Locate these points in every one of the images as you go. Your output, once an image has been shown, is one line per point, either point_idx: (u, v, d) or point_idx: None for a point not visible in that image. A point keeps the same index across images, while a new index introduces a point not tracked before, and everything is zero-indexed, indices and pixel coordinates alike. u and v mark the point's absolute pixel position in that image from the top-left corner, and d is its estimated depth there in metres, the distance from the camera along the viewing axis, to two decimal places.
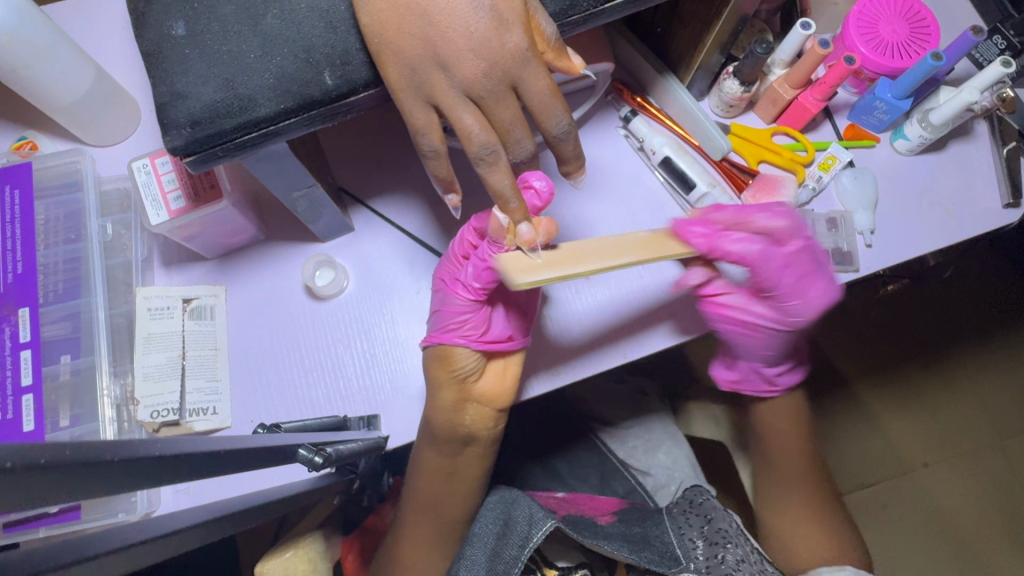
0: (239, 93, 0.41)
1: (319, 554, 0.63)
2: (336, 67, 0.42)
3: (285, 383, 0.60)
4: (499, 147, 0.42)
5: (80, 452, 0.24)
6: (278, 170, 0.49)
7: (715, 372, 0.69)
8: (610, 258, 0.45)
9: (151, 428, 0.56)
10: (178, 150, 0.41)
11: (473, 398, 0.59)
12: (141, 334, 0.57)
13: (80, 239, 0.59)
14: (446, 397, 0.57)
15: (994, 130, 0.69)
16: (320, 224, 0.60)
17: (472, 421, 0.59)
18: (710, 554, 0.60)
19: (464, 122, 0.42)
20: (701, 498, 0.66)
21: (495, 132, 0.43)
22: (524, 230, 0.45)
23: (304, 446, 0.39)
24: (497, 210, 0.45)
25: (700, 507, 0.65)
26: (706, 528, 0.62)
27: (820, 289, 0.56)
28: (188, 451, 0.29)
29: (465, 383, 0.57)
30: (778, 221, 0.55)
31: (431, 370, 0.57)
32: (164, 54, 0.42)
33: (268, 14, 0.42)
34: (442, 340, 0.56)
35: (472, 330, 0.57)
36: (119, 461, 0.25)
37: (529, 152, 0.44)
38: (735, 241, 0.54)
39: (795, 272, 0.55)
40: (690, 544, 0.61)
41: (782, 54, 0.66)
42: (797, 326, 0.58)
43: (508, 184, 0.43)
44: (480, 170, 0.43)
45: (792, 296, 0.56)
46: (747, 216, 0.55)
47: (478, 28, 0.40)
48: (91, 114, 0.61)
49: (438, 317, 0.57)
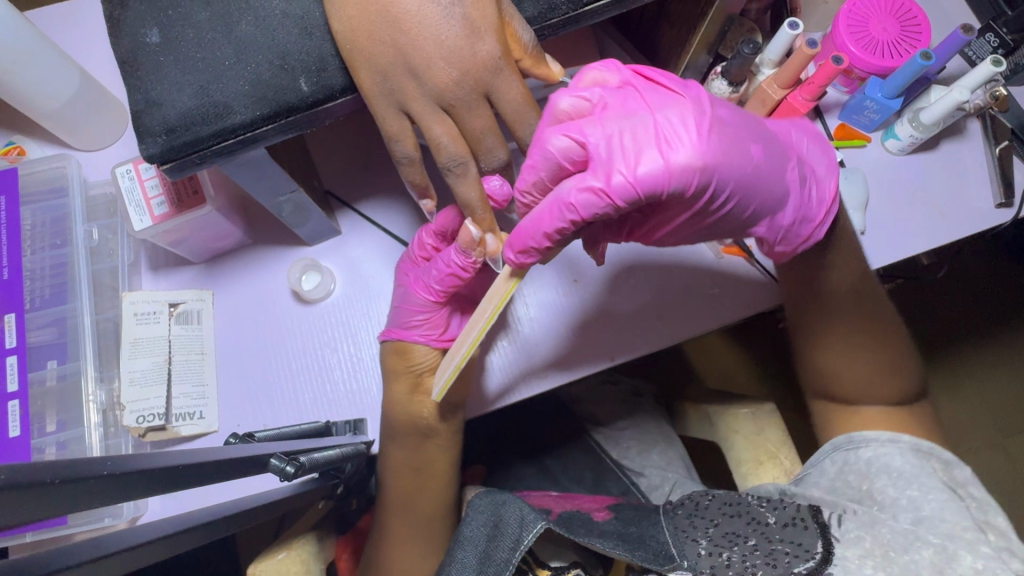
0: (214, 100, 0.41)
1: (312, 556, 0.63)
2: (311, 74, 0.41)
3: (272, 388, 0.60)
4: (469, 158, 0.43)
5: (17, 474, 0.23)
6: (259, 176, 0.49)
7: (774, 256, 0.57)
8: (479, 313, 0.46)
9: (137, 433, 0.57)
10: (155, 158, 0.41)
11: (426, 389, 0.60)
12: (127, 339, 0.57)
13: (66, 244, 0.59)
14: (399, 388, 0.59)
15: (988, 130, 0.68)
16: (305, 228, 0.60)
17: (430, 414, 0.60)
18: (714, 553, 0.50)
19: (434, 132, 0.42)
20: (705, 497, 0.55)
21: (467, 142, 0.43)
22: (490, 241, 0.49)
23: (277, 456, 0.39)
24: (468, 223, 0.48)
25: (706, 509, 0.53)
26: (712, 530, 0.51)
27: (668, 116, 0.39)
28: (147, 467, 0.28)
29: (419, 376, 0.59)
30: (546, 157, 0.41)
31: (387, 361, 0.59)
32: (140, 62, 0.42)
33: (242, 20, 0.42)
34: (399, 337, 0.58)
35: (431, 329, 0.59)
36: (65, 481, 0.24)
37: (501, 160, 0.45)
38: (554, 211, 0.41)
39: (627, 152, 0.39)
40: (691, 541, 0.51)
41: (771, 54, 0.65)
42: (715, 172, 0.38)
43: (475, 195, 0.44)
44: (457, 175, 0.43)
45: (654, 172, 0.38)
46: (534, 183, 0.43)
47: (450, 36, 0.40)
48: (77, 119, 0.61)
49: (398, 313, 0.58)
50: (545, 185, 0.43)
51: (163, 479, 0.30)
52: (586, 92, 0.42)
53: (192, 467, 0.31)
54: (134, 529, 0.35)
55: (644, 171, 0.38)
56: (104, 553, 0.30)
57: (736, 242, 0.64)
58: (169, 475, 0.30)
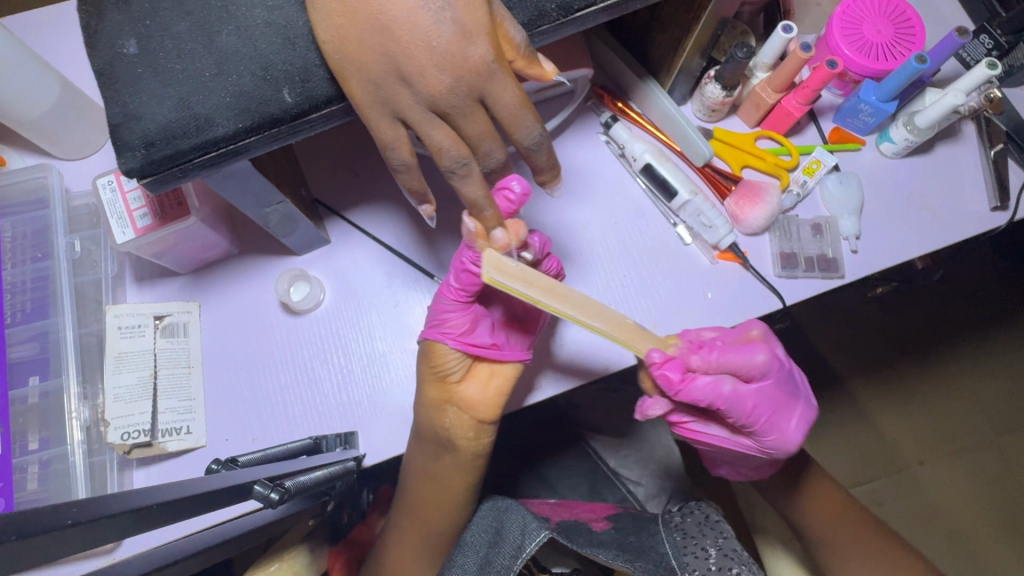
0: (195, 113, 0.40)
1: (304, 568, 0.62)
2: (295, 85, 0.40)
3: (262, 401, 0.59)
4: (472, 160, 0.42)
5: None
6: (243, 188, 0.48)
7: (740, 442, 0.58)
8: (582, 314, 0.46)
9: (122, 450, 0.55)
10: (134, 173, 0.40)
11: (454, 401, 0.56)
12: (111, 354, 0.55)
13: (47, 257, 0.58)
14: (429, 394, 0.56)
15: (982, 132, 0.67)
16: (293, 238, 0.59)
17: (452, 426, 0.56)
18: (721, 565, 0.58)
19: (433, 138, 0.41)
20: (716, 515, 0.63)
21: (466, 146, 0.42)
22: (500, 236, 0.45)
23: (261, 482, 0.39)
24: (467, 218, 0.45)
25: (714, 522, 0.62)
26: (720, 539, 0.60)
27: (750, 355, 0.54)
28: (119, 509, 0.28)
29: (446, 381, 0.55)
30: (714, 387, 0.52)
31: (419, 364, 0.56)
32: (117, 73, 0.41)
33: (223, 30, 0.41)
34: (426, 337, 0.55)
35: (455, 326, 0.54)
36: (23, 538, 0.23)
37: (499, 161, 0.43)
38: (702, 384, 0.52)
39: (761, 407, 0.54)
40: (699, 552, 0.59)
41: (765, 57, 0.64)
42: (772, 455, 0.58)
43: (482, 194, 0.43)
44: (462, 178, 0.42)
45: (769, 429, 0.55)
46: (720, 355, 0.53)
47: (440, 42, 0.38)
48: (57, 128, 0.59)
49: (429, 316, 0.56)
50: (723, 360, 0.53)
51: (142, 517, 0.30)
52: (704, 348, 0.54)
53: (168, 503, 0.31)
54: None
55: (730, 359, 0.53)
56: None
57: (730, 246, 0.64)
58: (147, 512, 0.30)
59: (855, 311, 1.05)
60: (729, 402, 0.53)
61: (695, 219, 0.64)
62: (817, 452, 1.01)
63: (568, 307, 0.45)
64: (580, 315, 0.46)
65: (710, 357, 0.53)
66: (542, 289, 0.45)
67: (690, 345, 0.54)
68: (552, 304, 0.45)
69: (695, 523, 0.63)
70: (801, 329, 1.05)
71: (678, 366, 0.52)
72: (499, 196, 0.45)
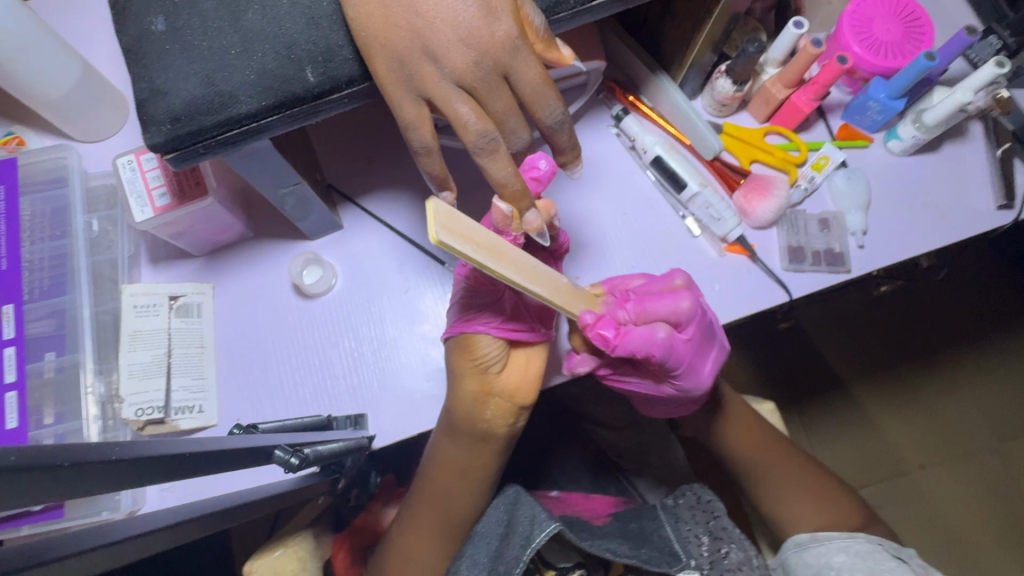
0: (220, 90, 0.40)
1: (308, 553, 0.61)
2: (317, 64, 0.41)
3: (273, 382, 0.60)
4: (497, 134, 0.41)
5: (30, 457, 0.23)
6: (261, 169, 0.49)
7: (664, 390, 0.58)
8: (525, 276, 0.43)
9: (136, 426, 0.56)
10: (159, 148, 0.41)
11: (496, 392, 0.56)
12: (127, 332, 0.57)
13: (66, 236, 0.59)
14: (468, 388, 0.55)
15: (989, 131, 0.68)
16: (307, 222, 0.60)
17: (493, 416, 0.57)
18: (713, 550, 0.59)
19: (459, 112, 0.41)
20: (709, 495, 0.64)
21: (492, 121, 0.42)
22: (532, 216, 0.44)
23: (281, 447, 0.41)
24: (497, 201, 0.43)
25: (706, 503, 0.63)
26: (711, 523, 0.61)
27: (681, 301, 0.52)
28: (151, 454, 0.29)
29: (487, 374, 0.55)
30: (651, 340, 0.50)
31: (453, 359, 0.55)
32: (144, 50, 0.42)
33: (249, 10, 0.42)
34: (463, 331, 0.54)
35: (490, 317, 0.55)
36: (71, 465, 0.25)
37: (524, 143, 0.43)
38: (638, 339, 0.50)
39: (693, 354, 0.54)
40: (695, 540, 0.60)
41: (776, 53, 0.65)
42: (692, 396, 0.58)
43: (510, 173, 0.42)
44: (478, 160, 0.42)
45: (689, 372, 0.55)
46: (647, 304, 0.52)
47: (466, 16, 0.40)
48: (79, 110, 0.60)
49: (458, 309, 0.56)
50: (649, 310, 0.52)
51: (164, 469, 0.30)
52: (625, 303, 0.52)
53: (196, 455, 0.32)
54: (112, 527, 0.35)
55: (664, 308, 0.52)
56: (84, 549, 0.31)
57: (738, 239, 0.65)
58: (168, 466, 0.30)
59: (857, 314, 1.06)
60: (665, 350, 0.51)
61: (705, 212, 0.65)
62: (824, 458, 1.01)
63: (513, 271, 0.42)
64: (523, 277, 0.43)
65: (637, 308, 0.52)
66: (488, 250, 0.40)
67: (672, 301, 0.52)
68: (500, 270, 0.41)
69: (688, 507, 0.64)
70: (805, 331, 1.05)
71: (612, 323, 0.49)
72: (529, 177, 0.45)
